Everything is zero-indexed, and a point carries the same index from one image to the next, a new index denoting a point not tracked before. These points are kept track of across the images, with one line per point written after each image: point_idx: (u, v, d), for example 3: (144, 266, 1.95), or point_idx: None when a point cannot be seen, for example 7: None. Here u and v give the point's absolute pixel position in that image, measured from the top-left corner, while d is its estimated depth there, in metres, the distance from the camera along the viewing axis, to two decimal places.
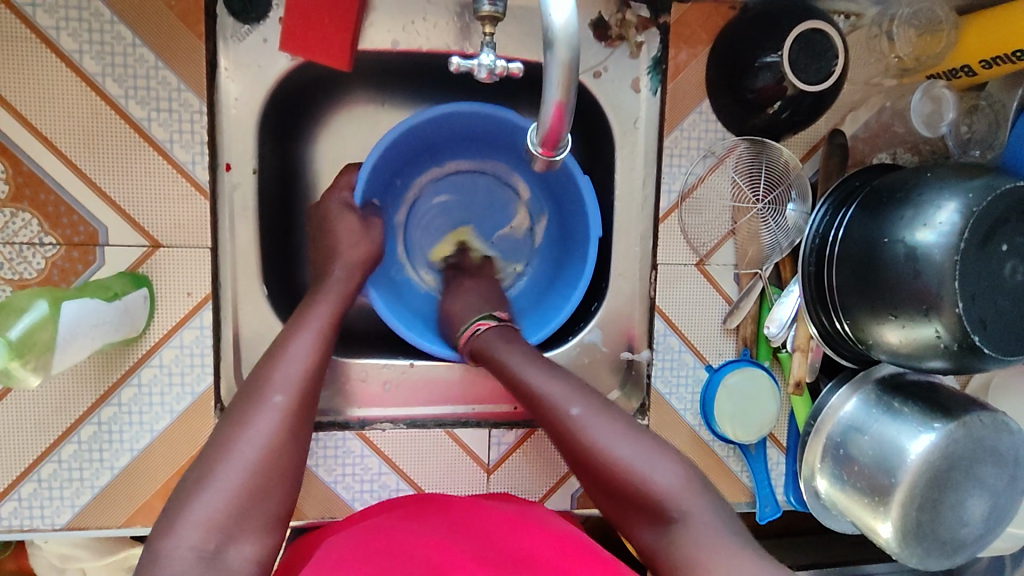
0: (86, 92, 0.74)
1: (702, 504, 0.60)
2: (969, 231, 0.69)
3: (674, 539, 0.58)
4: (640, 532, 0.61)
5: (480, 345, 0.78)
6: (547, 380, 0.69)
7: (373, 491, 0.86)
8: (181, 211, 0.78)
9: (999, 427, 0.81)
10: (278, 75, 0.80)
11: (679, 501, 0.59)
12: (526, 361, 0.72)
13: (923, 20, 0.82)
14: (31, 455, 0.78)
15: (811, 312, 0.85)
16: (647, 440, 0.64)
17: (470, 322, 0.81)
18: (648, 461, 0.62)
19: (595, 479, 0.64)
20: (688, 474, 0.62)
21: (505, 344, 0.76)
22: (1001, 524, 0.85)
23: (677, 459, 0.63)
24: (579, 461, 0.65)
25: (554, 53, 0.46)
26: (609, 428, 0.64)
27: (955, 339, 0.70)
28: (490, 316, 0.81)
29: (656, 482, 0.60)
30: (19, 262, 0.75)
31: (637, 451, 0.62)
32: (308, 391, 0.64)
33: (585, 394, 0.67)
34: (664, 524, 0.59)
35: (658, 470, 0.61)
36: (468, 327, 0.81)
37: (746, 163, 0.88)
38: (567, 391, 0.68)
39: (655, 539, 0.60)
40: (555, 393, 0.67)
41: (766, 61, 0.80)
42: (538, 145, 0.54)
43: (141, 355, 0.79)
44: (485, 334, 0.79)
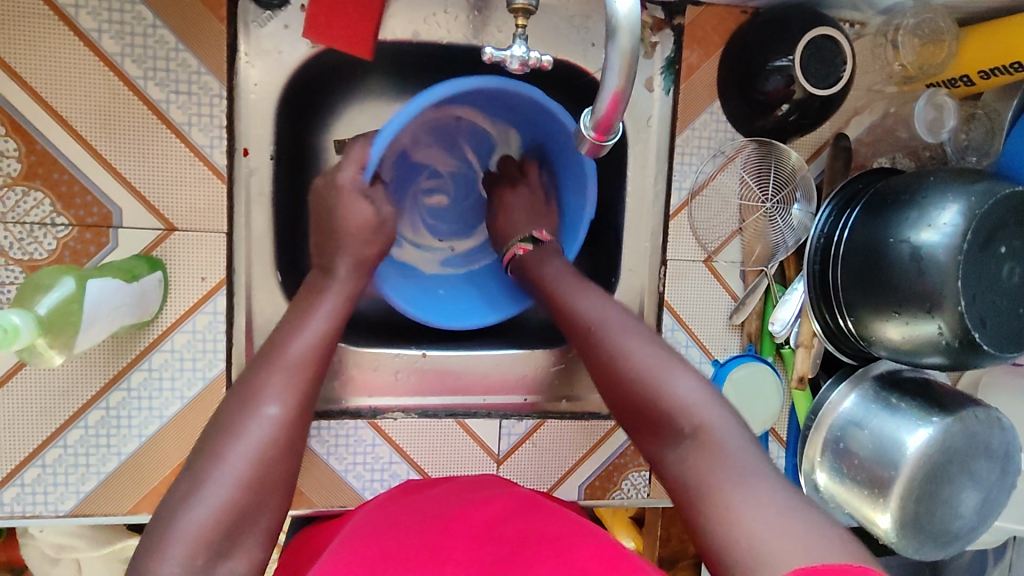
0: (104, 72, 0.73)
1: (716, 415, 0.60)
2: (971, 233, 0.72)
3: (685, 453, 0.59)
4: (653, 446, 0.63)
5: (523, 262, 0.83)
6: (584, 294, 0.75)
7: (383, 480, 0.86)
8: (197, 194, 0.77)
9: (993, 423, 0.85)
10: (298, 63, 0.80)
11: (694, 413, 0.60)
12: (569, 281, 0.77)
13: (927, 30, 0.84)
14: (36, 439, 0.76)
15: (815, 309, 0.88)
16: (669, 357, 0.67)
17: (512, 242, 0.86)
18: (668, 370, 0.64)
19: (615, 388, 0.67)
20: (708, 393, 0.63)
21: (558, 262, 0.81)
22: (992, 516, 0.88)
23: (699, 377, 0.64)
24: (601, 361, 0.70)
25: (616, 41, 0.48)
26: (635, 337, 0.69)
27: (956, 335, 0.73)
28: (528, 239, 0.85)
29: (669, 394, 0.62)
30: (29, 242, 0.74)
31: (657, 361, 0.66)
32: (322, 364, 0.68)
33: (614, 308, 0.73)
34: (679, 434, 0.60)
35: (678, 382, 0.63)
36: (508, 249, 0.86)
37: (755, 163, 0.90)
38: (596, 303, 0.74)
39: (662, 450, 0.62)
40: (590, 306, 0.73)
41: (777, 65, 0.82)
42: (591, 129, 0.55)
43: (153, 340, 0.78)
44: (527, 254, 0.83)
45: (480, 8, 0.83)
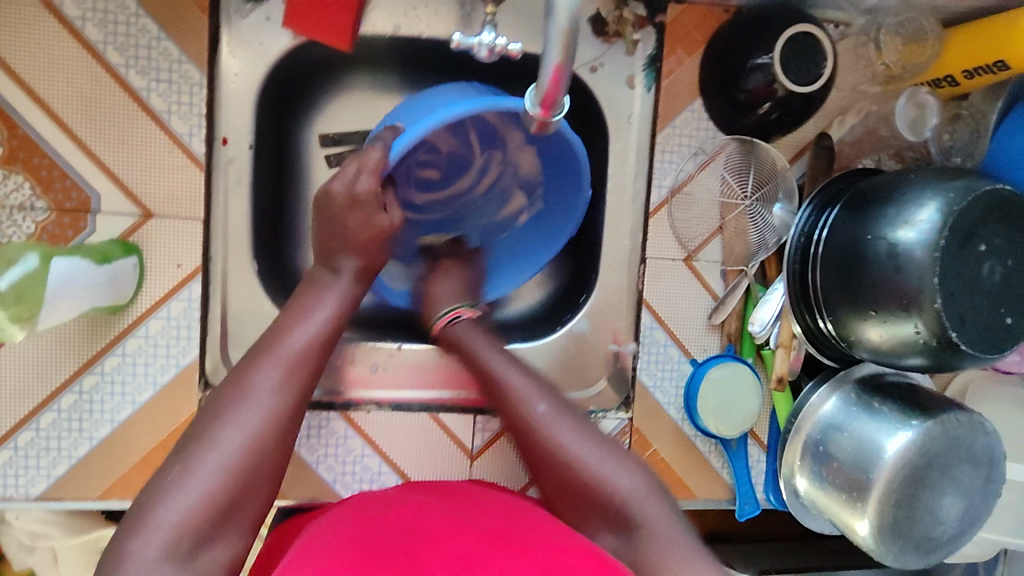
0: (86, 59, 0.74)
1: (657, 511, 0.64)
2: (949, 230, 0.71)
3: (631, 543, 0.63)
4: (594, 532, 0.66)
5: (458, 334, 0.81)
6: (511, 369, 0.77)
7: (355, 473, 0.86)
8: (175, 181, 0.78)
9: (976, 427, 0.83)
10: (280, 54, 0.81)
11: (634, 503, 0.65)
12: (497, 355, 0.78)
13: (909, 29, 0.85)
14: (8, 422, 0.76)
15: (796, 311, 0.87)
16: (607, 449, 0.70)
17: (446, 308, 0.83)
18: (607, 465, 0.67)
19: (547, 476, 0.71)
20: (645, 483, 0.67)
21: (492, 347, 0.80)
22: (975, 524, 0.86)
23: (638, 469, 0.68)
24: (536, 460, 0.72)
25: (554, 19, 0.48)
26: (570, 428, 0.71)
27: (934, 335, 0.72)
28: (472, 304, 0.85)
29: (614, 484, 0.66)
30: (8, 225, 0.74)
31: (600, 457, 0.68)
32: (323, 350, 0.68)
33: (547, 393, 0.75)
34: (620, 526, 0.65)
35: (616, 474, 0.67)
36: (448, 312, 0.83)
37: (736, 161, 0.89)
38: (528, 386, 0.75)
39: (610, 540, 0.65)
40: (523, 391, 0.74)
41: (757, 62, 0.83)
42: (537, 105, 0.56)
43: (127, 325, 0.78)
44: (459, 326, 0.82)
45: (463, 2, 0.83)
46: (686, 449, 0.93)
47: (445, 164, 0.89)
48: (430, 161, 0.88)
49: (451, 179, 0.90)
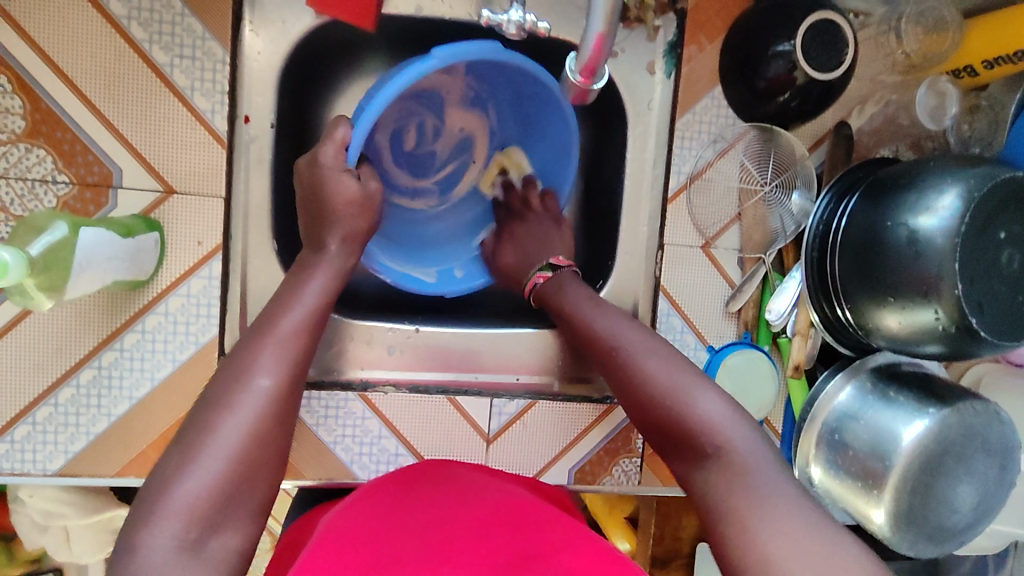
0: (110, 34, 0.74)
1: (744, 440, 0.59)
2: (970, 216, 0.71)
3: (709, 473, 0.59)
4: (677, 467, 0.63)
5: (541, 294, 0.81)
6: (608, 315, 0.73)
7: (372, 453, 0.86)
8: (197, 158, 0.78)
9: (991, 416, 0.83)
10: (303, 32, 0.81)
11: (720, 431, 0.60)
12: (594, 304, 0.75)
13: (930, 18, 0.85)
14: (27, 396, 0.76)
15: (813, 298, 0.87)
16: (692, 375, 0.65)
17: (532, 271, 0.84)
18: (691, 390, 0.63)
19: (639, 407, 0.66)
20: (730, 408, 0.62)
21: (586, 297, 0.77)
22: (990, 514, 0.86)
23: (723, 396, 0.63)
24: (624, 386, 0.68)
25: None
26: (657, 357, 0.67)
27: (953, 321, 0.72)
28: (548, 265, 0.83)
29: (696, 410, 0.61)
30: (30, 199, 0.74)
31: (677, 380, 0.64)
32: (317, 328, 0.68)
33: (644, 332, 0.71)
34: (703, 457, 0.60)
35: (702, 399, 0.62)
36: (529, 280, 0.84)
37: (755, 149, 0.90)
38: (619, 325, 0.72)
39: (691, 473, 0.61)
40: (623, 332, 0.71)
41: (779, 49, 0.82)
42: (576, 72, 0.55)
43: (147, 302, 0.78)
44: (547, 283, 0.81)
45: None
46: None
47: (417, 154, 0.95)
48: (415, 134, 0.93)
49: (403, 164, 0.94)
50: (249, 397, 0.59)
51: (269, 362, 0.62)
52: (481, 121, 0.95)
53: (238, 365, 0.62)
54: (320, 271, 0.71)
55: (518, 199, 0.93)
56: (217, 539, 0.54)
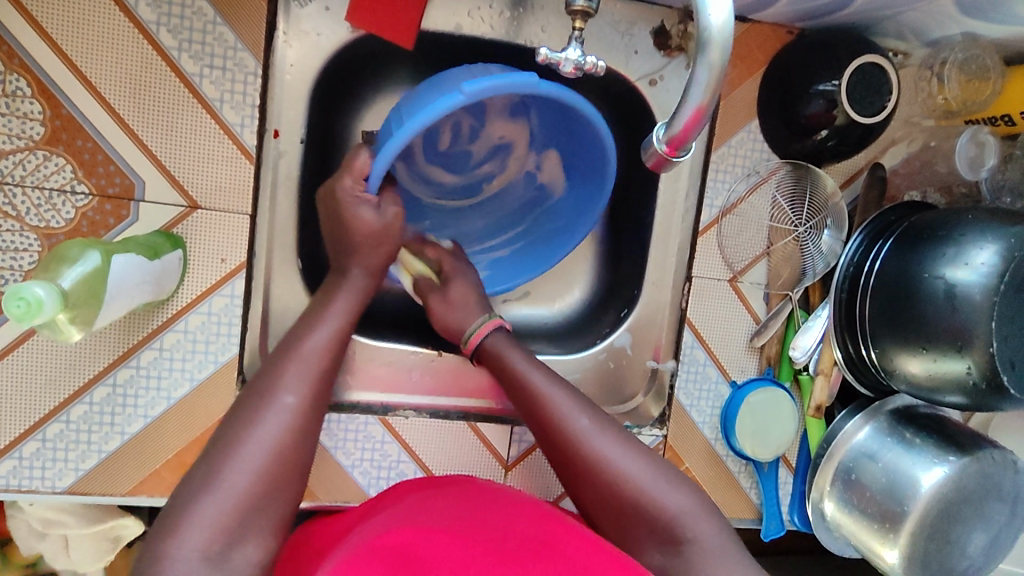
0: (138, 39, 0.71)
1: (709, 527, 0.64)
2: (1009, 274, 0.71)
3: (687, 563, 0.62)
4: (647, 555, 0.65)
5: (493, 347, 0.79)
6: (554, 388, 0.73)
7: (389, 478, 0.84)
8: (224, 173, 0.75)
9: (1008, 465, 0.84)
10: (338, 46, 0.78)
11: (688, 520, 0.64)
12: (537, 370, 0.75)
13: (973, 66, 0.83)
14: (38, 413, 0.74)
15: (838, 337, 0.88)
16: (655, 465, 0.68)
17: (474, 325, 0.80)
18: (655, 480, 0.66)
19: (597, 497, 0.68)
20: (697, 500, 0.66)
21: (523, 355, 0.77)
22: (997, 557, 0.88)
23: (685, 484, 0.67)
24: (577, 469, 0.69)
25: (706, 53, 0.47)
26: (613, 442, 0.69)
27: (985, 376, 0.72)
28: (494, 313, 0.81)
29: (665, 500, 0.65)
30: (47, 209, 0.71)
31: (647, 470, 0.67)
32: (339, 349, 0.68)
33: (584, 405, 0.72)
34: (675, 546, 0.63)
35: (668, 492, 0.65)
36: (484, 325, 0.80)
37: (788, 186, 0.89)
38: (570, 403, 0.72)
39: (662, 563, 0.64)
40: (563, 405, 0.71)
41: (821, 89, 0.81)
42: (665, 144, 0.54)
43: (167, 319, 0.75)
44: (491, 339, 0.79)
45: (525, 5, 0.82)
46: (717, 468, 0.93)
47: (449, 154, 0.89)
48: (452, 135, 0.87)
49: (437, 163, 0.89)
50: (275, 413, 0.59)
51: (293, 382, 0.62)
52: (522, 130, 0.87)
53: (264, 381, 0.62)
54: (348, 288, 0.72)
55: (550, 211, 0.89)
56: (241, 551, 0.53)
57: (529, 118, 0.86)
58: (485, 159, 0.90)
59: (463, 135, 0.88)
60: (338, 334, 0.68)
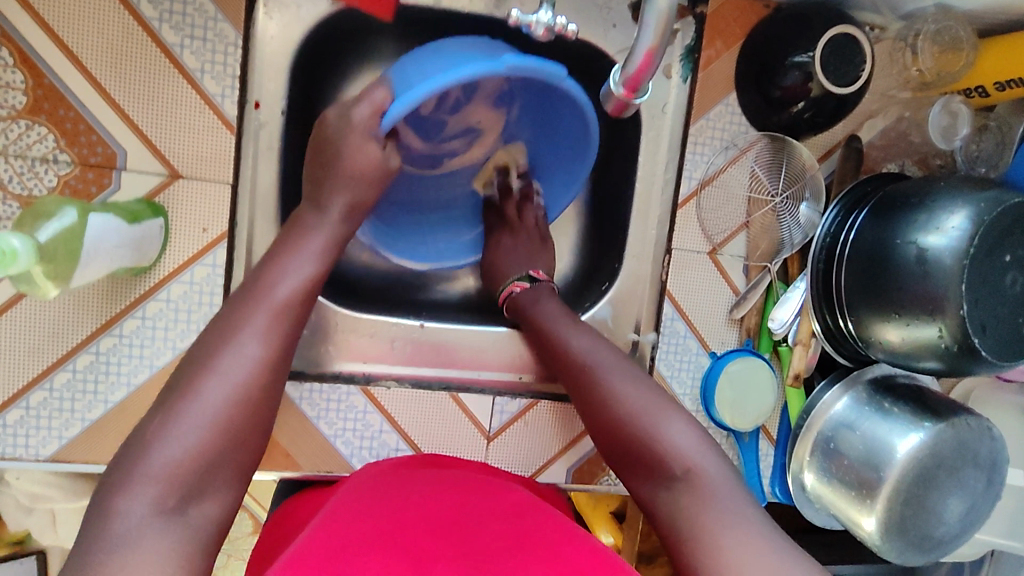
0: (118, 9, 0.72)
1: (708, 464, 0.62)
2: (979, 238, 0.72)
3: (676, 494, 0.61)
4: (643, 485, 0.64)
5: (514, 301, 0.83)
6: (575, 331, 0.75)
7: (372, 448, 0.85)
8: (204, 143, 0.76)
9: (983, 432, 0.85)
10: (318, 18, 0.79)
11: (688, 456, 0.62)
12: (561, 315, 0.78)
13: (946, 37, 0.84)
14: (21, 380, 0.74)
15: (816, 308, 0.88)
16: (665, 403, 0.67)
17: (508, 281, 0.85)
18: (661, 414, 0.65)
19: (603, 428, 0.68)
20: (702, 439, 0.64)
21: (557, 306, 0.80)
22: (975, 525, 0.89)
23: (692, 423, 0.66)
24: (589, 404, 0.70)
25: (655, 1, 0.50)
26: (628, 377, 0.69)
27: (956, 340, 0.72)
28: (527, 273, 0.85)
29: (667, 436, 0.63)
30: (29, 177, 0.72)
31: (655, 406, 0.66)
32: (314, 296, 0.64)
33: (602, 345, 0.73)
34: (669, 479, 0.62)
35: (672, 427, 0.64)
36: (506, 286, 0.85)
37: (767, 158, 0.90)
38: (588, 342, 0.73)
39: (655, 492, 0.63)
40: (581, 343, 0.73)
41: (797, 60, 0.83)
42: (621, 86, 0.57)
43: (149, 288, 0.76)
44: (521, 294, 0.83)
45: None
46: None
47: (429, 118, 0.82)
48: (430, 101, 0.80)
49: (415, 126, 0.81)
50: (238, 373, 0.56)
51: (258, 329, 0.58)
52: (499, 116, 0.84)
53: (220, 332, 0.58)
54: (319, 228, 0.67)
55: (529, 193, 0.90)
56: (198, 506, 0.52)
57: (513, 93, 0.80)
58: (457, 135, 0.85)
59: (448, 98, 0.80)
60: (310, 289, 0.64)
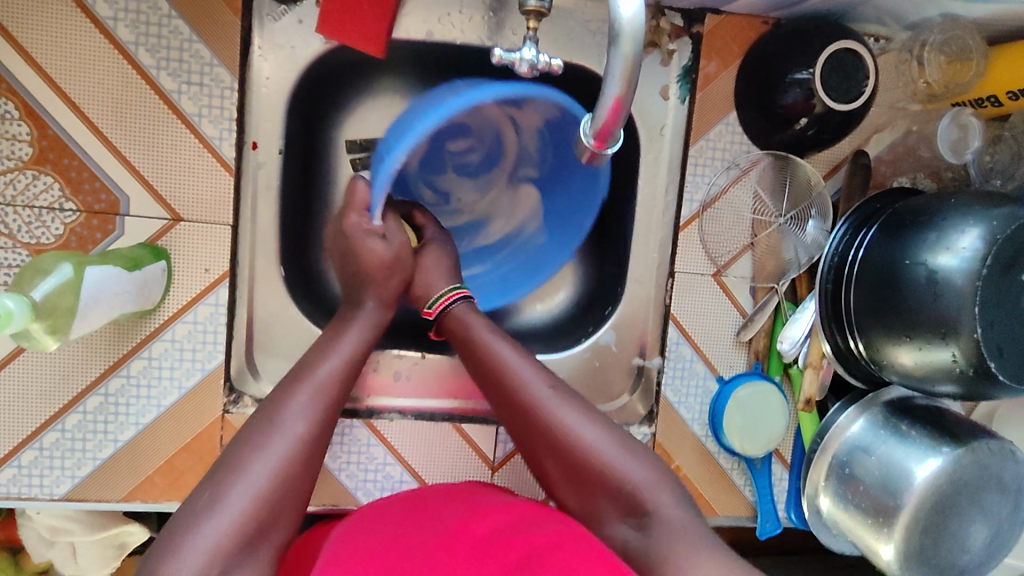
0: (118, 60, 0.74)
1: (668, 499, 0.62)
2: (992, 258, 0.69)
3: (644, 533, 0.60)
4: (609, 527, 0.64)
5: (451, 319, 0.76)
6: (515, 355, 0.71)
7: (377, 481, 0.86)
8: (205, 186, 0.78)
9: (1006, 456, 0.82)
10: (312, 58, 0.80)
11: (644, 493, 0.62)
12: (492, 335, 0.73)
13: (954, 48, 0.81)
14: (34, 422, 0.76)
15: (825, 329, 0.86)
16: (616, 436, 0.66)
17: (437, 295, 0.78)
18: (615, 452, 0.64)
19: (562, 474, 0.66)
20: (654, 472, 0.64)
21: (485, 323, 0.75)
22: (1002, 551, 0.85)
23: (647, 457, 0.66)
24: (539, 449, 0.67)
25: (618, 47, 0.48)
26: (574, 413, 0.66)
27: (971, 364, 0.70)
28: (462, 287, 0.79)
29: (622, 473, 0.63)
30: (37, 226, 0.74)
31: (609, 441, 0.65)
32: (351, 377, 0.69)
33: (551, 378, 0.70)
34: (636, 518, 0.62)
35: (627, 464, 0.64)
36: (440, 299, 0.78)
37: (770, 178, 0.88)
38: (531, 370, 0.70)
39: (624, 535, 0.62)
40: (528, 375, 0.69)
41: (797, 77, 0.80)
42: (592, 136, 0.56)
43: (154, 329, 0.78)
44: (456, 307, 0.77)
45: (495, 10, 0.82)
46: (708, 465, 0.92)
47: (437, 154, 0.89)
48: (464, 141, 0.89)
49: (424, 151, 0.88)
50: (260, 431, 0.59)
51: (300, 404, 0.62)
52: (498, 176, 0.92)
53: None
54: (359, 322, 0.73)
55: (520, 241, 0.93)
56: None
57: (522, 182, 0.92)
58: (453, 179, 0.91)
59: (461, 141, 0.89)
60: (349, 364, 0.68)
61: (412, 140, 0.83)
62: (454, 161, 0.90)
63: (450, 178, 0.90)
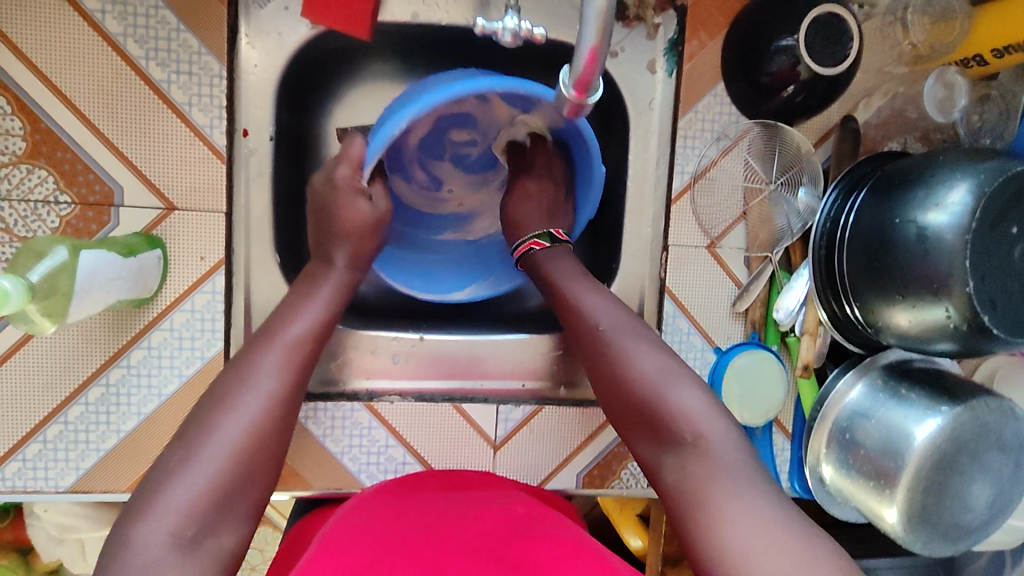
0: (106, 51, 0.74)
1: (717, 430, 0.60)
2: (980, 212, 0.69)
3: (683, 461, 0.60)
4: (648, 453, 0.63)
5: (530, 263, 0.79)
6: (592, 295, 0.73)
7: (380, 463, 0.86)
8: (199, 174, 0.78)
9: (1006, 413, 0.82)
10: (299, 44, 0.81)
11: (696, 422, 0.61)
12: (576, 278, 0.75)
13: (938, 8, 0.83)
14: (37, 415, 0.77)
15: (821, 296, 0.86)
16: (677, 369, 0.66)
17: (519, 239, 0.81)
18: (669, 380, 0.64)
19: (613, 393, 0.67)
20: (709, 401, 0.63)
21: (567, 265, 0.77)
22: (1006, 509, 0.85)
23: (703, 390, 0.64)
24: (600, 380, 0.69)
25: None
26: (640, 343, 0.68)
27: (965, 319, 0.70)
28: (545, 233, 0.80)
29: (674, 401, 0.62)
30: (33, 220, 0.75)
31: (662, 370, 0.65)
32: (323, 335, 0.69)
33: (622, 314, 0.71)
34: (676, 445, 0.61)
35: (681, 392, 0.63)
36: (524, 243, 0.80)
37: (760, 146, 0.88)
38: (607, 307, 0.72)
39: (660, 459, 0.62)
40: (599, 307, 0.71)
41: (782, 44, 0.81)
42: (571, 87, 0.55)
43: (152, 318, 0.78)
44: (537, 253, 0.79)
45: None
46: None
47: (435, 139, 0.87)
48: (465, 133, 0.87)
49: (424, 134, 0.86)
50: (252, 397, 0.60)
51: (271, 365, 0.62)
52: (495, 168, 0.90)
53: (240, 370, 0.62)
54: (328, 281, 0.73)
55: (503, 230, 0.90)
56: (213, 540, 0.53)
57: None
58: (448, 167, 0.89)
59: (463, 132, 0.87)
60: (321, 323, 0.68)
61: (410, 110, 0.68)
62: (451, 149, 0.88)
63: (440, 163, 0.88)
